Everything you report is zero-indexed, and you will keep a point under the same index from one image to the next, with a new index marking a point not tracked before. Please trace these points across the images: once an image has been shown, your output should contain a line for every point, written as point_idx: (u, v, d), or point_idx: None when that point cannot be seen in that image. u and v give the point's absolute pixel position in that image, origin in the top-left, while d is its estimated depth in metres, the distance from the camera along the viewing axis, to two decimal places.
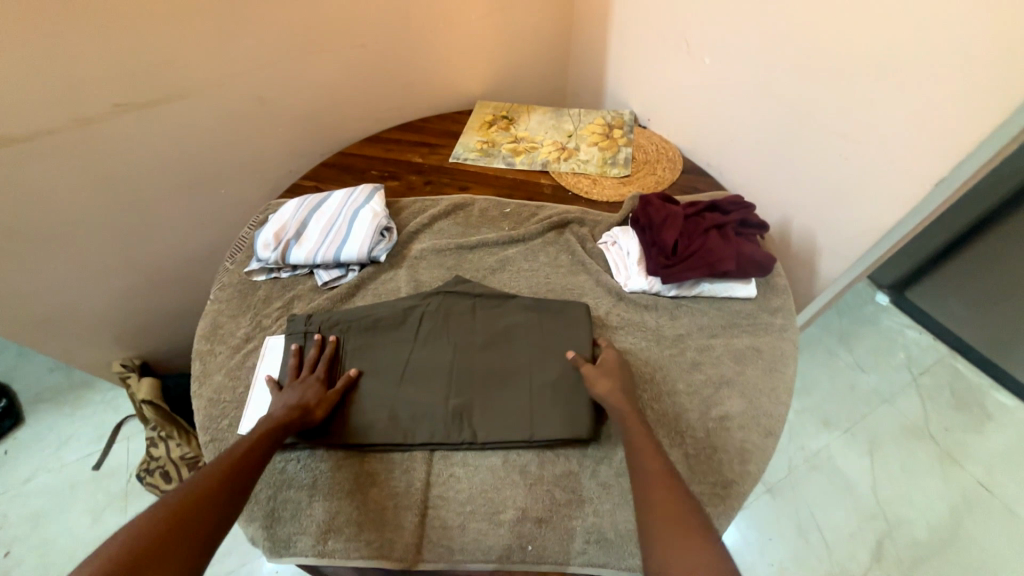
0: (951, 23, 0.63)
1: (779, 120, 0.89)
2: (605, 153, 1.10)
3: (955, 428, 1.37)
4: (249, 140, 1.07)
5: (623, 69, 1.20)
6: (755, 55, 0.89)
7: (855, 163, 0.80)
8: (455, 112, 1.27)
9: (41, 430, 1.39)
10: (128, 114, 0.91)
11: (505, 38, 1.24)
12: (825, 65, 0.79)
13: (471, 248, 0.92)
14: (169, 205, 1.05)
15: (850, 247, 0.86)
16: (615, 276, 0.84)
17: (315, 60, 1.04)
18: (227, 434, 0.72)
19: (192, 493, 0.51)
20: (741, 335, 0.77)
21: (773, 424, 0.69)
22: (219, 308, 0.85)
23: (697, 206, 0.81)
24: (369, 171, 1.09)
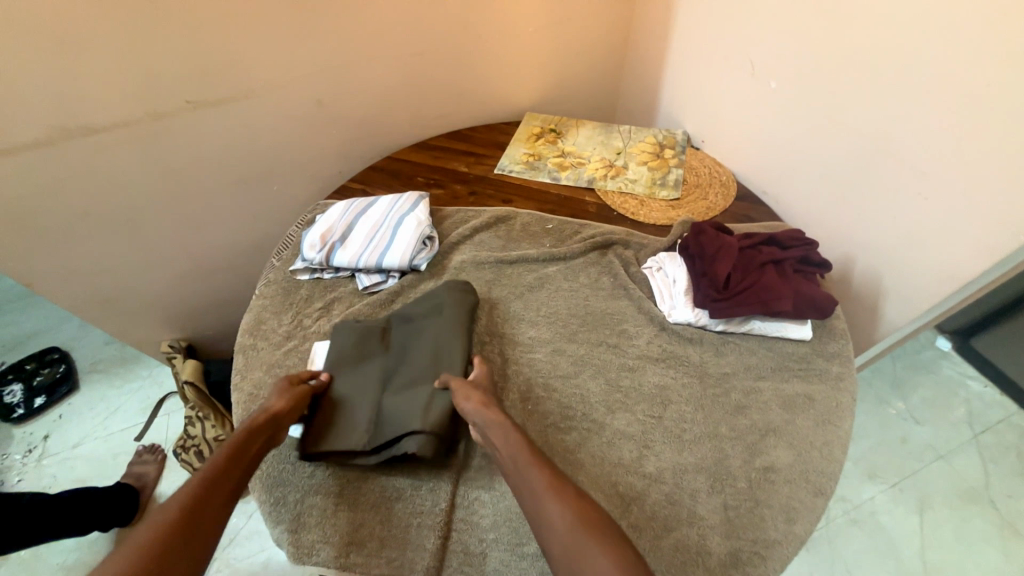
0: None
1: (850, 151, 0.83)
2: (654, 173, 1.06)
3: (1022, 497, 1.25)
4: (304, 141, 1.10)
5: (680, 88, 1.17)
6: (826, 84, 0.84)
7: (935, 204, 0.74)
8: (502, 123, 1.27)
9: (92, 398, 1.48)
10: (198, 111, 0.96)
11: (560, 51, 1.22)
12: (907, 97, 0.73)
13: (511, 262, 0.91)
14: (226, 199, 1.10)
15: (921, 294, 0.80)
16: (658, 304, 0.81)
17: (373, 68, 1.07)
18: None
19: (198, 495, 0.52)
20: (792, 380, 0.72)
21: (822, 482, 0.64)
22: (264, 303, 0.87)
23: (753, 238, 0.77)
24: (415, 178, 1.10)
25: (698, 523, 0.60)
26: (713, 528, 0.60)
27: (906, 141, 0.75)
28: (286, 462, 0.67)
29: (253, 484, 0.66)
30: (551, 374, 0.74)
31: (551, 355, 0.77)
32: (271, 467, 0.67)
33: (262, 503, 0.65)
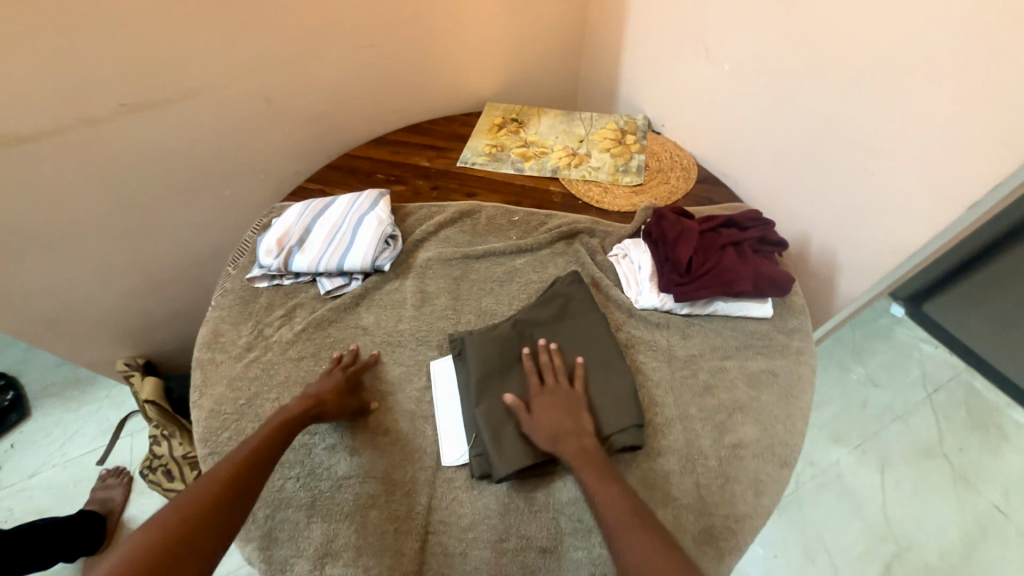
0: (997, 41, 0.60)
1: (803, 132, 0.85)
2: (617, 160, 1.06)
3: (970, 448, 1.34)
4: (253, 141, 1.05)
5: (638, 73, 1.16)
6: (778, 65, 0.85)
7: (884, 181, 0.77)
8: (463, 115, 1.24)
9: (46, 424, 1.40)
10: (134, 114, 0.89)
11: (517, 38, 1.20)
12: (856, 77, 0.75)
13: (478, 256, 0.89)
14: (174, 207, 1.04)
15: (872, 266, 0.83)
16: (625, 291, 0.82)
17: (323, 61, 1.02)
18: (227, 448, 0.70)
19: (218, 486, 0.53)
20: (756, 357, 0.74)
21: (788, 453, 0.66)
22: (221, 314, 0.83)
23: (713, 221, 0.78)
24: (375, 176, 1.07)
25: (672, 504, 0.62)
26: (686, 508, 0.61)
27: (856, 120, 0.77)
28: None
29: None
30: None
31: None
32: None
33: None
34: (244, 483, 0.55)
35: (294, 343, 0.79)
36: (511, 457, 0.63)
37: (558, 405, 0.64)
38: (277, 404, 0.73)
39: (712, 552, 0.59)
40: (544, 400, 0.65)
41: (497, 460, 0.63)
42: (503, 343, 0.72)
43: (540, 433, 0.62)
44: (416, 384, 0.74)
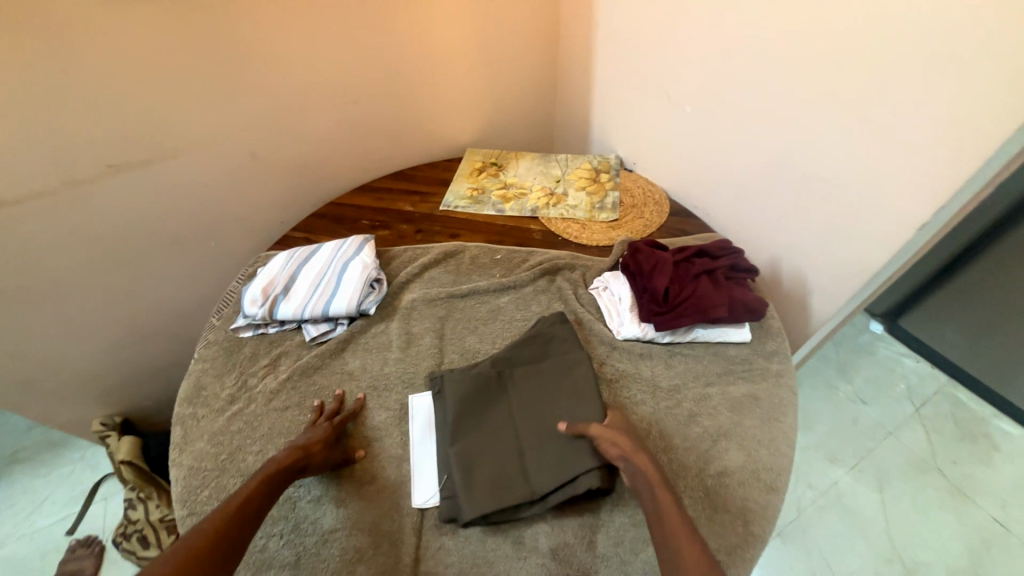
0: (919, 83, 0.66)
1: (763, 167, 0.91)
2: (592, 197, 1.11)
3: (963, 461, 1.35)
4: (239, 194, 1.08)
5: (608, 116, 1.24)
6: (732, 107, 0.92)
7: (840, 209, 0.82)
8: (445, 160, 1.30)
9: (14, 493, 1.32)
10: (119, 174, 0.92)
11: (492, 89, 1.28)
12: (804, 117, 0.81)
13: (462, 295, 0.91)
14: (159, 261, 1.05)
15: (840, 287, 0.86)
16: (608, 323, 0.83)
17: (307, 117, 1.07)
18: (207, 508, 0.67)
19: (193, 551, 0.51)
20: (737, 383, 0.75)
21: (776, 478, 0.66)
22: (204, 367, 0.82)
23: (686, 251, 0.80)
24: (360, 222, 1.10)
25: None
26: None
27: (809, 155, 0.83)
28: None
29: None
30: None
31: None
32: None
33: None
34: (225, 546, 0.53)
35: (278, 393, 0.78)
36: (477, 500, 0.63)
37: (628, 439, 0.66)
38: (259, 457, 0.71)
39: None
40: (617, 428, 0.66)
41: (465, 505, 0.63)
42: (477, 383, 0.72)
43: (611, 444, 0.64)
44: (402, 429, 0.73)
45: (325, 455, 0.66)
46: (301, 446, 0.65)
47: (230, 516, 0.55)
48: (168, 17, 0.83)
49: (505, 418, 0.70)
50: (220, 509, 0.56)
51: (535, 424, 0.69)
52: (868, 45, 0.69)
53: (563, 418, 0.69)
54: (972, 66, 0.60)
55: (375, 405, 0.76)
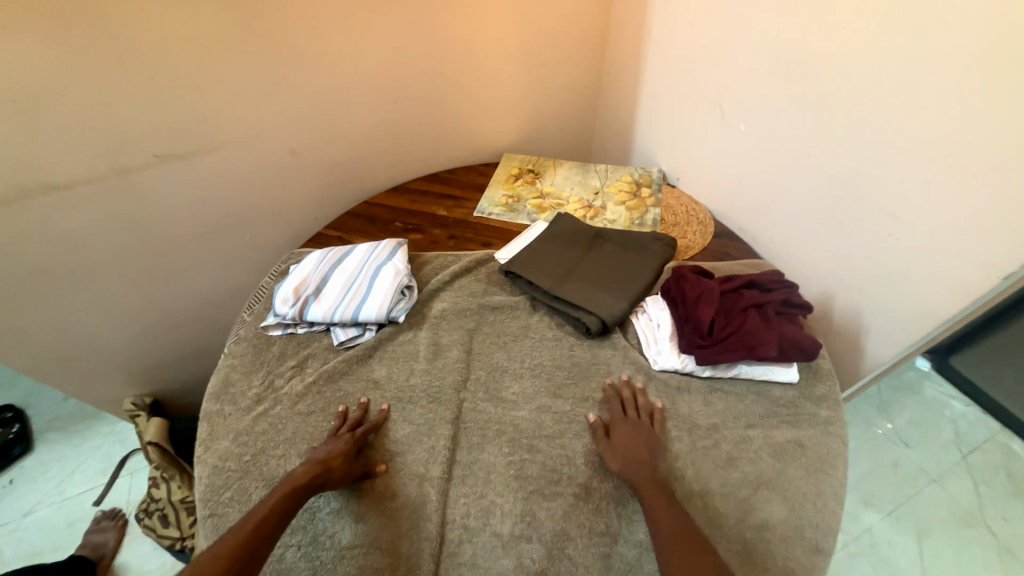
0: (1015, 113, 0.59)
1: (821, 196, 0.85)
2: (632, 213, 1.07)
3: (1013, 518, 1.26)
4: (277, 188, 1.08)
5: (652, 128, 1.19)
6: (792, 129, 0.86)
7: (908, 246, 0.75)
8: (481, 165, 1.28)
9: (47, 460, 1.38)
10: (166, 164, 0.93)
11: (534, 94, 1.25)
12: (873, 146, 0.75)
13: (492, 308, 0.88)
14: (197, 250, 1.06)
15: (900, 330, 0.80)
16: (644, 351, 0.79)
17: (350, 116, 1.07)
18: (228, 509, 0.67)
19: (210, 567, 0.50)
20: (781, 427, 0.70)
21: (822, 539, 0.61)
22: (233, 363, 0.83)
23: (733, 281, 0.76)
24: (393, 224, 1.09)
25: None
26: None
27: (873, 186, 0.77)
28: None
29: None
30: (536, 433, 0.72)
31: (535, 413, 0.74)
32: None
33: None
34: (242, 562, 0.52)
35: (303, 397, 0.78)
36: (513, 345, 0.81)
37: (638, 436, 0.67)
38: (281, 462, 0.71)
39: None
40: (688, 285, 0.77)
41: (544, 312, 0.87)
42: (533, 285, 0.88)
43: (616, 458, 0.66)
44: (425, 446, 0.71)
45: (346, 468, 0.65)
46: (320, 458, 0.65)
47: (249, 533, 0.55)
48: (221, 11, 0.83)
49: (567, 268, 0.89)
50: (240, 527, 0.55)
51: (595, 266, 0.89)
52: (953, 72, 0.64)
53: (608, 280, 0.86)
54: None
55: (397, 418, 0.75)
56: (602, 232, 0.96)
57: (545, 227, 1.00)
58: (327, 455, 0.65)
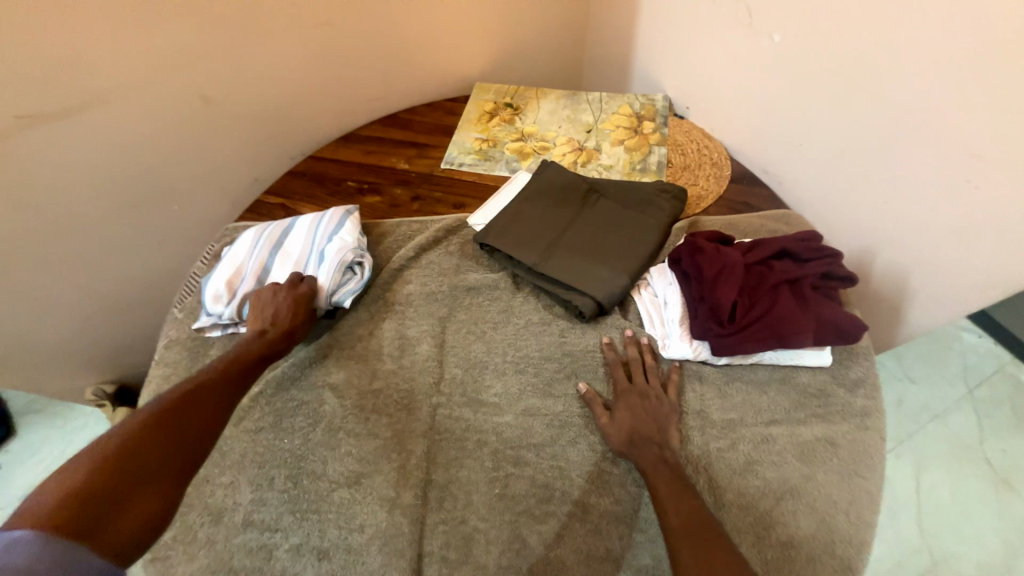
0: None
1: (876, 127, 0.67)
2: (633, 155, 0.88)
3: None
4: (198, 148, 0.88)
5: (656, 42, 0.96)
6: (849, 36, 0.65)
7: (988, 193, 0.60)
8: (448, 100, 1.05)
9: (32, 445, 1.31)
10: (37, 128, 0.71)
11: (508, 3, 0.99)
12: (970, 55, 0.56)
13: (467, 288, 0.74)
14: (115, 229, 0.89)
15: (956, 295, 0.67)
16: (648, 329, 0.67)
17: (272, 46, 0.84)
18: (171, 552, 0.58)
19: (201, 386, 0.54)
20: (809, 422, 0.60)
21: (854, 555, 0.53)
22: (164, 374, 0.70)
23: (761, 250, 0.61)
24: (344, 184, 0.90)
25: None
26: None
27: (957, 113, 0.59)
28: None
29: None
30: (523, 441, 0.61)
31: (522, 417, 0.63)
32: None
33: None
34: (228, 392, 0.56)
35: (249, 412, 0.66)
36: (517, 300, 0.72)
37: (645, 409, 0.59)
38: (229, 492, 0.61)
39: None
40: (703, 255, 0.61)
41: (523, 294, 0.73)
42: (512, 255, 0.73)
43: (617, 433, 0.58)
44: (393, 463, 0.61)
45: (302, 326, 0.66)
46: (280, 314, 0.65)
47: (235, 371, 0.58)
48: None
49: (553, 235, 0.73)
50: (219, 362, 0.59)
51: (588, 233, 0.73)
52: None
53: (605, 250, 0.71)
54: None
55: (360, 432, 0.64)
56: (596, 184, 0.78)
57: (527, 179, 0.82)
58: (288, 321, 0.65)
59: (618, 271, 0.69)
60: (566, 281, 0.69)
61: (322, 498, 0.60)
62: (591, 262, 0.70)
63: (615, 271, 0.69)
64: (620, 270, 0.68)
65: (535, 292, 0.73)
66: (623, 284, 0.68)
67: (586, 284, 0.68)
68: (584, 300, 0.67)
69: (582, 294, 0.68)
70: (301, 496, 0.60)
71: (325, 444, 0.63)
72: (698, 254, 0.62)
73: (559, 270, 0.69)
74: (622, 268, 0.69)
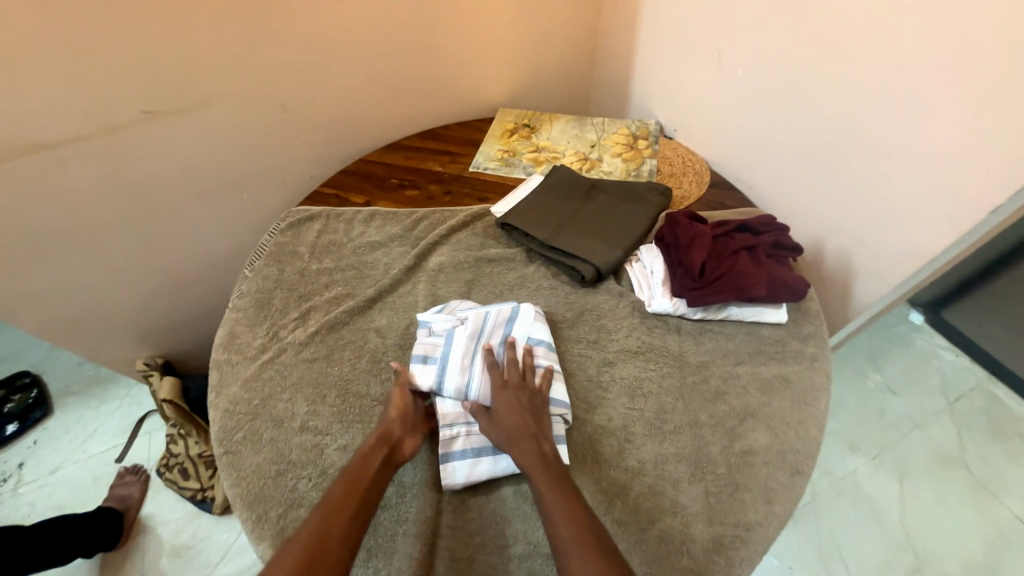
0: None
1: (818, 137, 0.84)
2: (628, 164, 1.06)
3: (993, 459, 1.31)
4: (271, 148, 1.08)
5: (649, 78, 1.17)
6: (792, 69, 0.84)
7: (899, 182, 0.76)
8: (476, 120, 1.26)
9: (69, 422, 1.44)
10: (155, 121, 0.92)
11: (528, 45, 1.21)
12: (879, 83, 0.73)
13: (490, 260, 0.90)
14: (197, 210, 1.07)
15: (889, 272, 0.82)
16: (638, 294, 0.82)
17: (340, 67, 1.04)
18: (241, 448, 0.70)
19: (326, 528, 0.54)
20: (769, 363, 0.73)
21: (803, 463, 0.65)
22: (237, 317, 0.85)
23: (726, 226, 0.77)
24: (389, 181, 1.09)
25: (681, 512, 0.61)
26: (696, 516, 0.61)
27: (872, 123, 0.76)
28: (266, 478, 0.67)
29: (235, 504, 0.67)
30: None
31: None
32: (251, 484, 0.67)
33: (244, 520, 0.65)
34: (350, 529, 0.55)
35: (307, 345, 0.80)
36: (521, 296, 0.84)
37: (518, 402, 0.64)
38: (289, 405, 0.74)
39: (722, 561, 0.58)
40: (678, 229, 0.78)
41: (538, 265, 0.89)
42: (528, 233, 0.89)
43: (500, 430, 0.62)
44: None
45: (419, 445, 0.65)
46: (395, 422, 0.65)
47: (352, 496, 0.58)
48: None
49: (561, 218, 0.89)
50: (342, 476, 0.60)
51: (590, 218, 0.89)
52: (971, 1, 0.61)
53: (604, 230, 0.87)
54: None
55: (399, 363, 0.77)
56: (598, 182, 0.96)
57: (540, 180, 0.99)
58: (388, 426, 0.65)
59: (614, 246, 0.84)
60: (571, 253, 0.84)
61: (366, 410, 0.73)
62: (591, 239, 0.86)
63: (612, 245, 0.84)
64: (616, 245, 0.84)
65: (547, 265, 0.89)
66: (617, 256, 0.83)
67: (588, 254, 0.83)
68: (586, 267, 0.83)
69: (585, 262, 0.83)
70: (348, 408, 0.73)
71: (369, 371, 0.77)
72: (675, 228, 0.78)
73: (566, 244, 0.85)
74: (618, 244, 0.85)
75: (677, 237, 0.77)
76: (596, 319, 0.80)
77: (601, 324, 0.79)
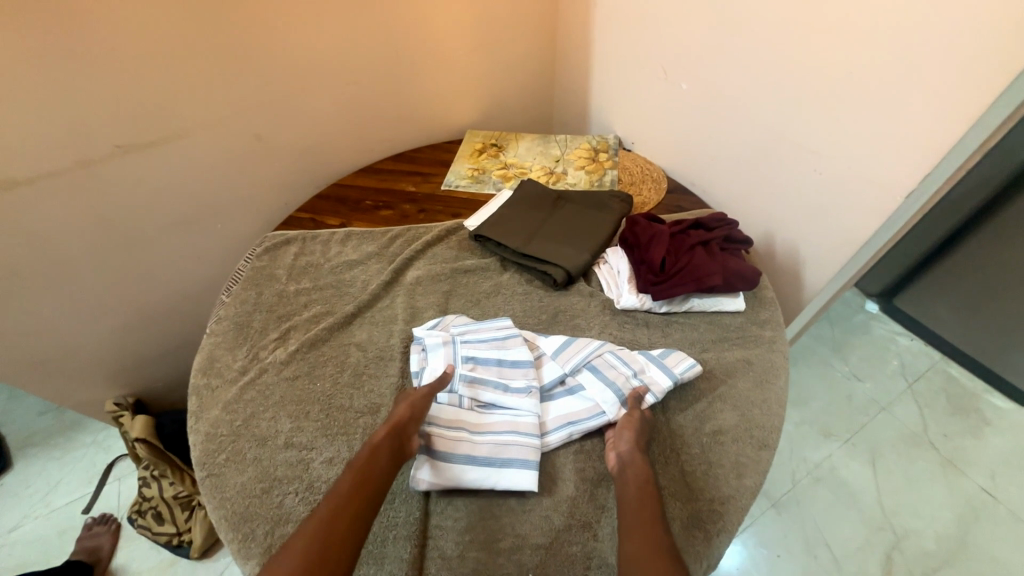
0: (922, 52, 0.66)
1: (756, 139, 0.93)
2: (591, 176, 1.13)
3: (953, 434, 1.40)
4: (245, 176, 1.10)
5: (606, 97, 1.26)
6: (729, 81, 0.93)
7: (828, 174, 0.84)
8: (445, 142, 1.32)
9: (30, 474, 1.36)
10: (129, 155, 0.93)
11: (491, 71, 1.29)
12: (802, 89, 0.83)
13: (465, 271, 0.93)
14: (170, 242, 1.07)
15: (832, 260, 0.90)
16: (607, 293, 0.86)
17: (311, 97, 1.09)
18: (225, 469, 0.70)
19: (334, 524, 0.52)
20: (730, 348, 0.78)
21: (769, 436, 0.69)
22: (215, 341, 0.85)
23: (682, 224, 0.84)
24: (363, 203, 1.12)
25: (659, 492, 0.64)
26: (674, 495, 0.63)
27: (800, 123, 0.85)
28: (252, 496, 0.67)
29: (221, 526, 0.66)
30: None
31: None
32: (236, 504, 0.67)
33: (230, 540, 0.65)
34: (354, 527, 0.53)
35: (288, 363, 0.81)
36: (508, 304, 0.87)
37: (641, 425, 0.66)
38: (273, 424, 0.74)
39: (701, 535, 0.61)
40: (637, 229, 0.84)
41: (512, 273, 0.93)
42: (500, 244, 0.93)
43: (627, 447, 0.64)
44: None
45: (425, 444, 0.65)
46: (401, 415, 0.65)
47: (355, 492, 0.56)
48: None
49: (531, 228, 0.94)
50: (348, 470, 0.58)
51: (558, 226, 0.94)
52: (869, 15, 0.70)
53: (571, 237, 0.92)
54: (970, 30, 0.61)
55: (381, 374, 0.79)
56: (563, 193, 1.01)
57: (508, 195, 1.03)
58: (396, 418, 0.64)
59: (582, 250, 0.89)
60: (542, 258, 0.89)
61: (351, 422, 0.74)
62: (560, 245, 0.90)
63: (580, 250, 0.89)
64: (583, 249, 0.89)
65: (520, 272, 0.93)
66: (586, 259, 0.88)
67: (558, 259, 0.88)
68: (558, 271, 0.87)
69: (557, 266, 0.88)
70: (332, 422, 0.74)
71: (352, 385, 0.78)
72: (635, 230, 0.85)
73: (537, 251, 0.90)
74: (586, 248, 0.90)
75: (637, 237, 0.83)
76: (568, 320, 0.84)
77: (575, 325, 0.83)
